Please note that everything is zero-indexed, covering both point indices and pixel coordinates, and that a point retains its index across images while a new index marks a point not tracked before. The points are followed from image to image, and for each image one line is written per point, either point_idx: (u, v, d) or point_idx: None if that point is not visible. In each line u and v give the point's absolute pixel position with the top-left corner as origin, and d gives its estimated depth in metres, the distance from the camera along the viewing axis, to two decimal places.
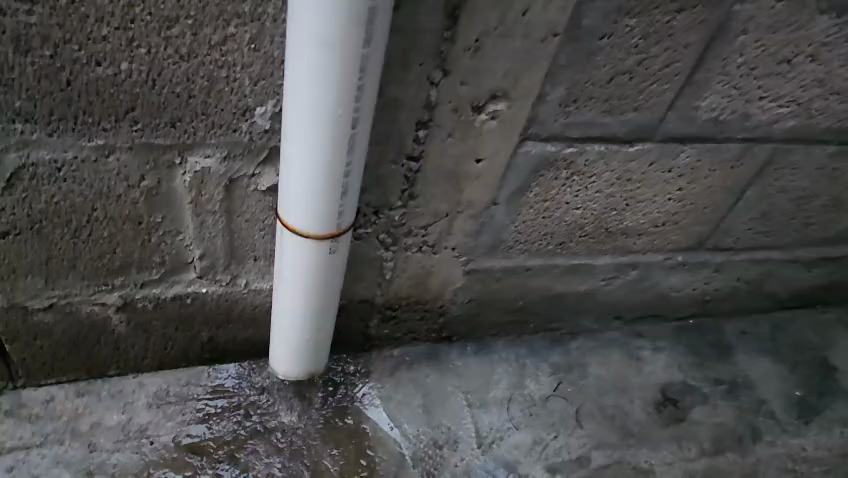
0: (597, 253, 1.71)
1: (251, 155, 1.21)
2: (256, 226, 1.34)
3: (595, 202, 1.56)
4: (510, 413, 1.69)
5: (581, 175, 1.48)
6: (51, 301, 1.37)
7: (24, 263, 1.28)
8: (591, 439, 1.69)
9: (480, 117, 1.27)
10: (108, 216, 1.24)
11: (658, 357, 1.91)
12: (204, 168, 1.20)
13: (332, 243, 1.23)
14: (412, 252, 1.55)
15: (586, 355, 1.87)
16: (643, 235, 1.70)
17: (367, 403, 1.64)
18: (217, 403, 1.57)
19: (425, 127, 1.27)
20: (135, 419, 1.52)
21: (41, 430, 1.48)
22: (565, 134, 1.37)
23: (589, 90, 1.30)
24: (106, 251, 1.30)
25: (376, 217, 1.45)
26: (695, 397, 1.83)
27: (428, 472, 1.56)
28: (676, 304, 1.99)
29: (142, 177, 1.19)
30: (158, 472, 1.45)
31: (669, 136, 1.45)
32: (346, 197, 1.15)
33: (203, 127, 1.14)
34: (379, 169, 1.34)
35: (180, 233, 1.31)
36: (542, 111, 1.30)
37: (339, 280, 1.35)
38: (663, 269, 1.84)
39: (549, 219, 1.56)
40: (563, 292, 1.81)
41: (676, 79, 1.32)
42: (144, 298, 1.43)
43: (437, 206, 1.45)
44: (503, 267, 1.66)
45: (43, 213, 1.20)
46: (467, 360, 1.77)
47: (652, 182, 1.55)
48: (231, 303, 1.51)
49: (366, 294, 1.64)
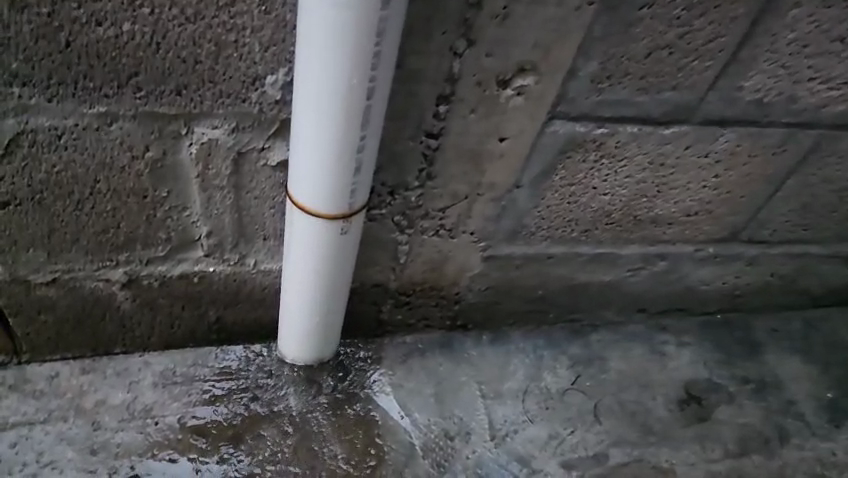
0: (623, 242, 1.62)
1: (261, 128, 1.14)
2: (265, 204, 1.28)
3: (625, 188, 1.47)
4: (525, 406, 1.63)
5: (612, 158, 1.39)
6: (54, 275, 1.33)
7: (25, 235, 1.24)
8: (609, 436, 1.62)
9: (506, 92, 1.19)
10: (112, 189, 1.18)
11: (682, 353, 1.82)
12: (211, 140, 1.14)
13: (344, 223, 1.16)
14: (428, 235, 1.48)
15: (607, 348, 1.79)
16: (674, 225, 1.61)
17: (377, 391, 1.58)
18: (224, 385, 1.53)
19: (446, 102, 1.19)
20: (140, 399, 1.48)
21: (45, 407, 1.45)
22: (596, 114, 1.28)
23: (624, 66, 1.20)
24: (110, 226, 1.25)
25: (391, 198, 1.37)
26: (720, 396, 1.75)
27: (438, 464, 1.50)
28: (704, 298, 1.90)
29: (146, 148, 1.13)
30: (162, 453, 1.41)
31: (708, 118, 1.35)
32: (358, 176, 1.08)
33: (210, 96, 1.07)
34: (396, 146, 1.26)
35: (186, 208, 1.25)
36: (573, 87, 1.21)
37: (350, 263, 1.29)
38: (692, 261, 1.74)
39: (575, 204, 1.48)
40: (586, 282, 1.72)
41: (719, 55, 1.23)
42: (149, 275, 1.37)
43: (456, 188, 1.37)
44: (523, 254, 1.58)
45: (44, 183, 1.15)
46: (482, 350, 1.71)
47: (687, 167, 1.46)
48: (239, 283, 1.45)
49: (379, 279, 1.58)
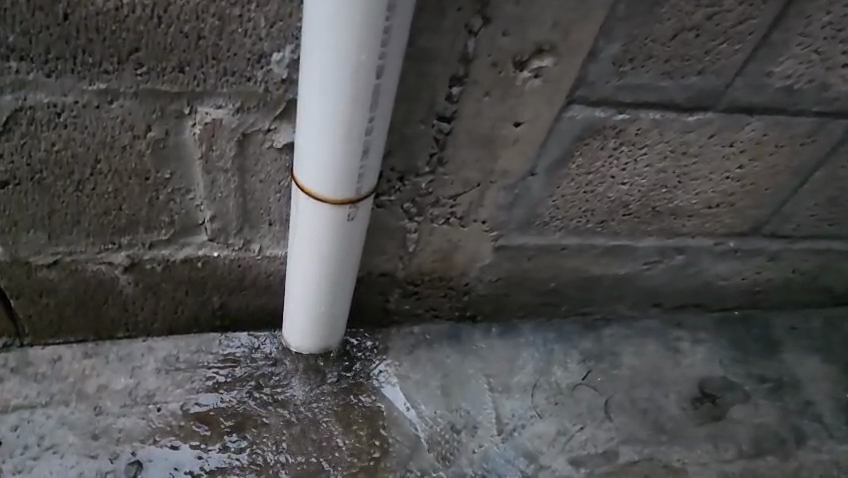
0: (641, 234, 1.57)
1: (267, 108, 1.10)
2: (271, 188, 1.24)
3: (644, 177, 1.41)
4: (534, 401, 1.59)
5: (632, 145, 1.33)
6: (55, 258, 1.30)
7: (26, 216, 1.21)
8: (619, 433, 1.58)
9: (523, 74, 1.15)
10: (113, 169, 1.15)
11: (697, 350, 1.77)
12: (215, 120, 1.10)
13: (351, 209, 1.12)
14: (438, 223, 1.43)
15: (620, 343, 1.74)
16: (694, 217, 1.55)
17: (383, 381, 1.55)
18: (228, 372, 1.50)
19: (459, 83, 1.14)
20: (142, 384, 1.46)
21: (46, 390, 1.43)
22: (616, 98, 1.23)
23: (648, 48, 1.15)
24: (112, 208, 1.22)
25: (401, 184, 1.32)
26: (736, 395, 1.70)
27: (444, 458, 1.47)
28: (722, 294, 1.84)
29: (148, 128, 1.09)
30: (164, 440, 1.39)
31: (734, 104, 1.29)
32: (367, 159, 1.04)
33: (214, 73, 1.03)
34: (407, 129, 1.21)
35: (190, 191, 1.22)
36: (593, 70, 1.17)
37: (358, 250, 1.25)
38: (711, 255, 1.68)
39: (591, 194, 1.43)
40: (601, 275, 1.67)
41: (749, 38, 1.18)
42: (152, 259, 1.34)
43: (468, 174, 1.32)
44: (536, 245, 1.53)
45: (44, 162, 1.11)
46: (491, 342, 1.66)
47: (710, 156, 1.40)
48: (244, 269, 1.42)
49: (387, 268, 1.53)
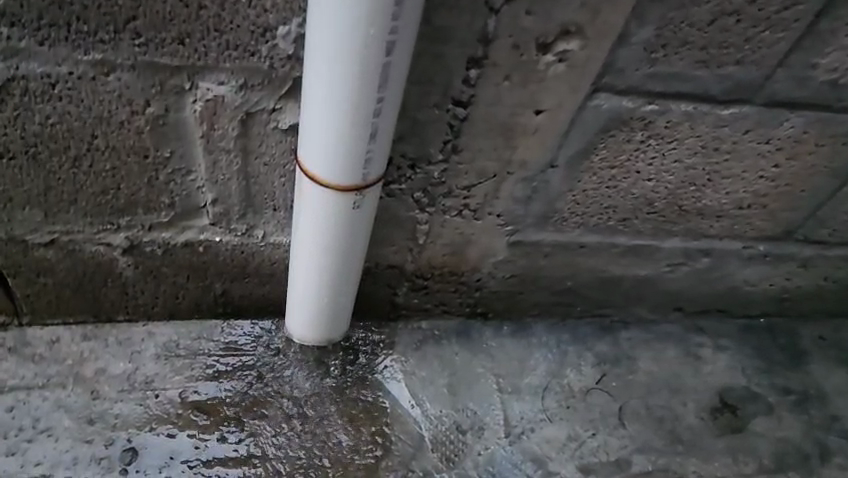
0: (665, 235, 1.48)
1: (271, 86, 1.04)
2: (276, 171, 1.18)
3: (672, 174, 1.33)
4: (544, 404, 1.52)
5: (660, 139, 1.25)
6: (53, 236, 1.26)
7: (22, 193, 1.17)
8: (633, 441, 1.50)
9: (546, 58, 1.07)
10: (110, 146, 1.09)
11: (719, 358, 1.68)
12: (217, 96, 1.04)
13: (357, 196, 1.05)
14: (451, 215, 1.36)
15: (638, 347, 1.66)
16: (723, 218, 1.46)
17: (388, 377, 1.49)
18: (229, 361, 1.45)
19: (477, 66, 1.07)
20: (141, 369, 1.42)
21: (43, 372, 1.39)
22: (646, 88, 1.15)
23: (684, 34, 1.07)
24: (110, 187, 1.17)
25: (412, 172, 1.26)
26: (758, 406, 1.61)
27: (447, 459, 1.40)
28: (748, 301, 1.73)
29: (147, 103, 1.04)
30: (161, 428, 1.35)
31: (773, 98, 1.20)
32: (374, 143, 0.97)
33: (215, 46, 0.97)
34: (419, 114, 1.14)
35: (191, 172, 1.16)
36: (622, 55, 1.09)
37: (364, 240, 1.19)
38: (739, 259, 1.59)
39: (614, 189, 1.34)
40: (620, 276, 1.58)
41: (794, 26, 1.09)
42: (153, 241, 1.29)
43: (484, 164, 1.25)
44: (553, 242, 1.45)
45: (38, 136, 1.06)
46: (502, 341, 1.60)
47: (743, 153, 1.31)
48: (247, 256, 1.36)
49: (395, 260, 1.46)
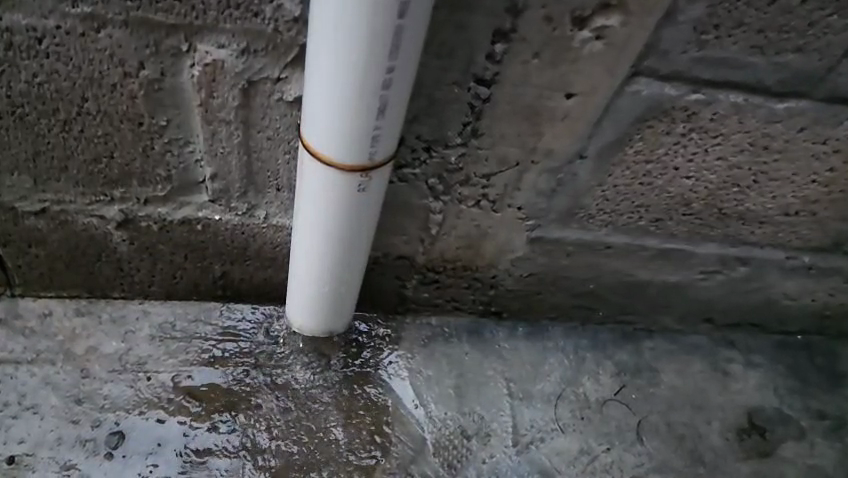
0: (701, 239, 1.36)
1: (276, 53, 0.95)
2: (280, 148, 1.09)
3: (713, 172, 1.20)
4: (556, 413, 1.41)
5: (704, 133, 1.13)
6: (43, 206, 1.19)
7: (9, 157, 1.10)
8: (650, 460, 1.39)
9: (582, 34, 0.96)
10: (102, 111, 1.02)
11: (749, 375, 1.56)
12: (216, 61, 0.95)
13: (362, 178, 0.96)
14: (467, 205, 1.26)
15: (661, 358, 1.54)
16: (766, 224, 1.33)
17: (392, 373, 1.40)
18: (226, 346, 1.38)
19: (504, 40, 0.96)
20: (134, 350, 1.35)
21: (33, 347, 1.33)
22: (692, 74, 1.03)
23: (740, 14, 0.95)
24: (103, 155, 1.09)
25: (427, 155, 1.15)
26: (789, 429, 1.48)
27: (449, 465, 1.31)
28: (785, 316, 1.60)
29: (140, 66, 0.96)
30: (150, 413, 1.28)
31: (835, 93, 1.07)
32: (383, 118, 0.87)
33: (215, 4, 0.88)
34: (437, 91, 1.04)
35: (189, 143, 1.08)
36: (668, 35, 0.97)
37: (370, 228, 1.09)
38: (779, 270, 1.45)
39: (648, 187, 1.23)
40: (648, 281, 1.46)
41: None
42: (148, 217, 1.22)
43: (506, 150, 1.14)
44: (577, 240, 1.34)
45: (25, 96, 0.99)
46: (515, 344, 1.49)
47: (796, 154, 1.18)
48: (248, 237, 1.28)
49: (405, 251, 1.37)
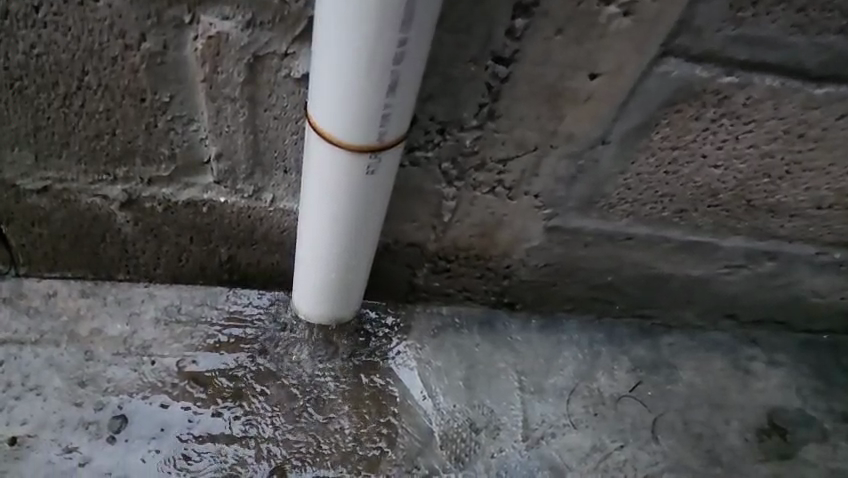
0: (726, 232, 1.29)
1: (283, 26, 0.90)
2: (287, 127, 1.04)
3: (743, 161, 1.14)
4: (569, 408, 1.36)
5: (735, 118, 1.06)
6: (45, 183, 1.16)
7: (9, 131, 1.07)
8: (665, 459, 1.34)
9: (609, 9, 0.90)
10: (103, 85, 0.98)
11: (772, 374, 1.49)
12: (220, 33, 0.91)
13: (371, 160, 0.91)
14: (481, 191, 1.20)
15: (680, 355, 1.48)
16: (798, 217, 1.26)
17: (400, 363, 1.36)
18: (232, 332, 1.35)
19: (525, 14, 0.91)
20: (138, 333, 1.32)
21: (37, 327, 1.31)
22: (725, 54, 0.96)
23: None
24: (105, 131, 1.06)
25: (441, 138, 1.10)
26: (812, 431, 1.42)
27: (456, 459, 1.27)
28: (812, 314, 1.53)
29: (142, 37, 0.92)
30: (154, 397, 1.26)
31: None
32: (394, 96, 0.82)
33: None
34: (453, 69, 0.98)
35: (193, 121, 1.04)
36: (702, 11, 0.90)
37: (379, 213, 1.04)
38: (808, 265, 1.39)
39: (673, 175, 1.16)
40: (668, 275, 1.40)
41: None
42: (152, 197, 1.18)
43: (524, 134, 1.08)
44: (596, 230, 1.28)
45: (23, 68, 0.96)
46: (528, 336, 1.45)
47: (833, 143, 1.11)
48: (254, 220, 1.23)
49: (417, 238, 1.32)
